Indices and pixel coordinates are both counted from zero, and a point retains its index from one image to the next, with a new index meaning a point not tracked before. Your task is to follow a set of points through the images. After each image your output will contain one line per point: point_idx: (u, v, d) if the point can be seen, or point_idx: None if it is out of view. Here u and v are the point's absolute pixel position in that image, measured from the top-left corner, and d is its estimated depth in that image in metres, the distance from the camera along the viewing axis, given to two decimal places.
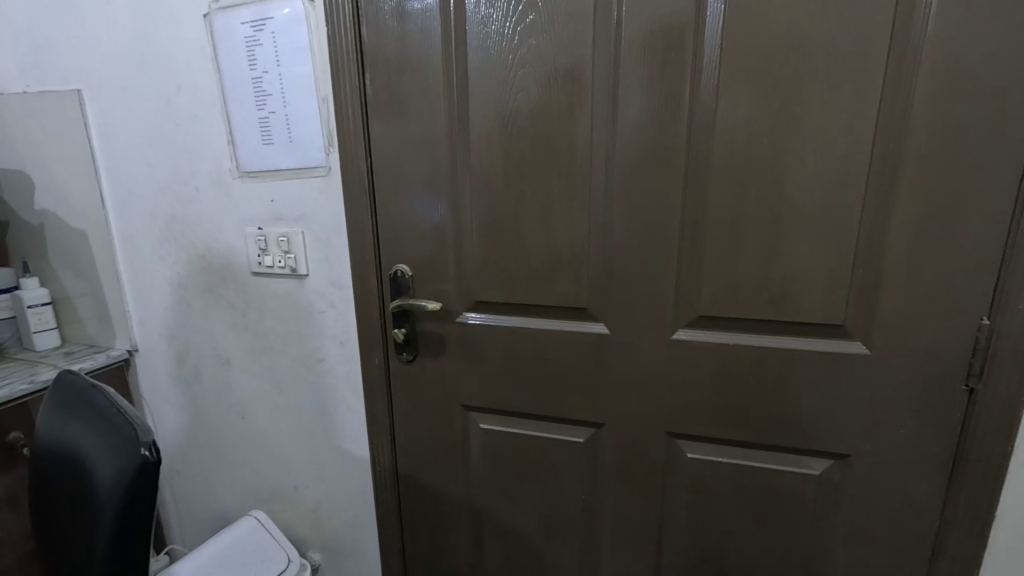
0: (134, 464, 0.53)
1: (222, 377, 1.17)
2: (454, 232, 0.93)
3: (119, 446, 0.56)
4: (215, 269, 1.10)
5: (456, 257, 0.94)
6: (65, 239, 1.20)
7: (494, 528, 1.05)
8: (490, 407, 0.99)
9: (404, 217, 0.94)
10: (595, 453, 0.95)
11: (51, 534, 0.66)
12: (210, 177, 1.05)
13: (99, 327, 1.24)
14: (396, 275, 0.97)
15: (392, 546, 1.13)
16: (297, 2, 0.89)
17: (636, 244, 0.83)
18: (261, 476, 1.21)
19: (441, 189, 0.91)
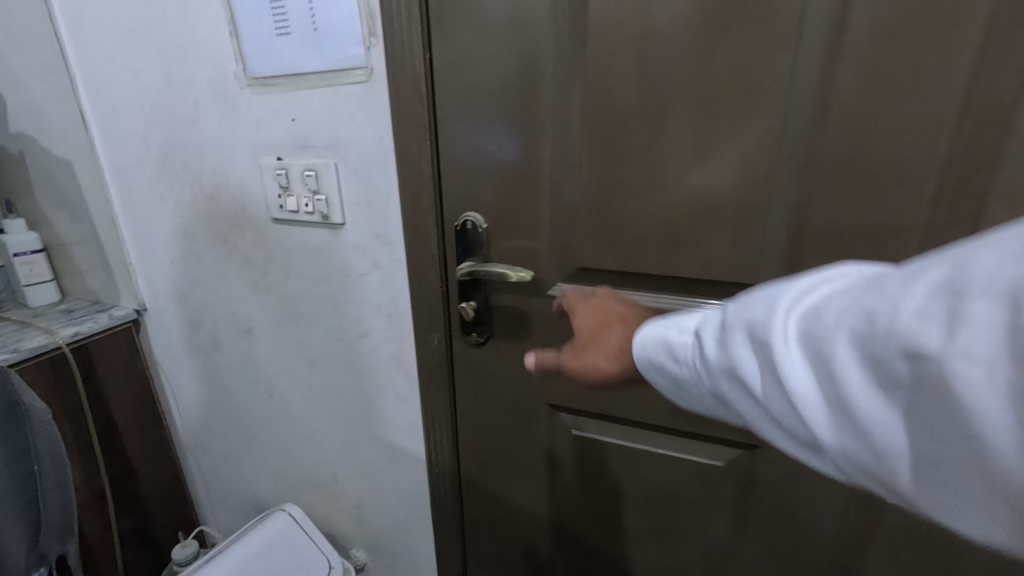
0: None
1: (245, 347, 0.95)
2: (551, 167, 0.63)
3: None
4: (225, 213, 0.84)
5: (552, 204, 0.65)
6: (49, 172, 0.97)
7: (581, 556, 0.82)
8: (591, 410, 0.73)
9: (481, 145, 0.65)
10: (740, 484, 0.69)
11: None
12: (212, 87, 0.77)
13: (101, 280, 1.03)
14: (465, 227, 0.69)
15: (451, 560, 0.92)
16: None
17: (856, 186, 0.52)
18: (296, 462, 1.02)
19: (536, 104, 0.61)
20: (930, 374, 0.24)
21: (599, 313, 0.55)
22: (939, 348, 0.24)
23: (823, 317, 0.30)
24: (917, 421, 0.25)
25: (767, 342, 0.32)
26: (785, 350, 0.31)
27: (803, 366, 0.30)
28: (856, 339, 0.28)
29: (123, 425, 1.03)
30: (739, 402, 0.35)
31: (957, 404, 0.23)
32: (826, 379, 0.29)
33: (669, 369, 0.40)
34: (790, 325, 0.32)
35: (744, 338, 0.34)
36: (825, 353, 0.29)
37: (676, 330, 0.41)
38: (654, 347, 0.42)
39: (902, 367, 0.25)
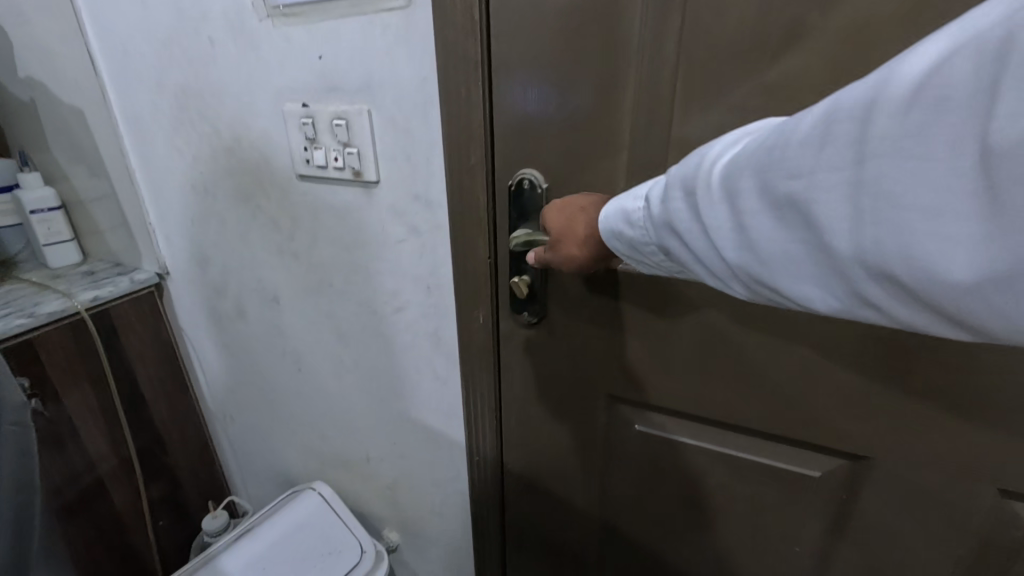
0: None
1: (271, 317, 0.88)
2: (632, 116, 0.51)
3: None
4: (247, 168, 0.75)
5: (631, 162, 0.53)
6: (62, 123, 0.89)
7: (638, 557, 0.74)
8: (660, 406, 0.63)
9: (546, 87, 0.53)
10: (841, 497, 0.58)
11: None
12: (228, 19, 0.66)
13: (121, 240, 0.96)
14: (521, 187, 0.58)
15: (490, 550, 0.86)
16: None
17: None
18: (326, 439, 0.96)
19: (622, 32, 0.49)
20: (799, 191, 0.29)
21: (569, 206, 0.53)
22: (814, 164, 0.28)
23: (729, 156, 0.34)
24: (798, 231, 0.30)
25: (695, 191, 0.35)
26: (707, 194, 0.34)
27: (717, 205, 0.34)
28: (760, 173, 0.31)
29: (148, 393, 0.99)
30: (677, 251, 0.39)
31: (813, 211, 0.29)
32: (730, 210, 0.33)
33: (624, 234, 0.44)
34: (710, 172, 0.34)
35: (671, 192, 0.37)
36: (727, 183, 0.33)
37: (633, 199, 0.43)
38: (614, 217, 0.44)
39: (784, 187, 0.30)
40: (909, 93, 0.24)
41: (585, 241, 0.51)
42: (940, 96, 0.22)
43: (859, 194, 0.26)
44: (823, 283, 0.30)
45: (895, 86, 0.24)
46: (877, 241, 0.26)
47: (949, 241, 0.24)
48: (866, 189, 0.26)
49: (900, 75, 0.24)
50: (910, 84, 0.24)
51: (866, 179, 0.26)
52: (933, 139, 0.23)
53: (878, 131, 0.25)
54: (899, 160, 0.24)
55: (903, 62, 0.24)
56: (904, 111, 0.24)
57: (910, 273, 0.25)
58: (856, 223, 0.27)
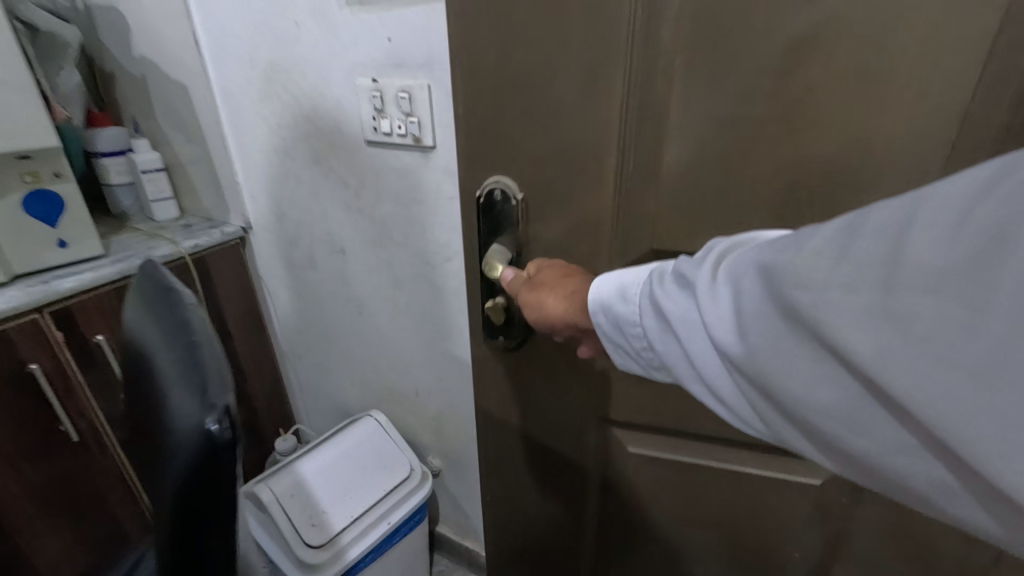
0: (200, 445, 0.34)
1: (339, 267, 1.01)
2: (620, 116, 0.53)
3: (188, 436, 0.35)
4: (324, 135, 0.88)
5: (623, 164, 0.55)
6: (168, 97, 1.04)
7: (655, 553, 0.81)
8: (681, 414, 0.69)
9: (536, 87, 0.53)
10: (841, 497, 0.67)
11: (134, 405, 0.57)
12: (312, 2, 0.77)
13: (213, 198, 1.12)
14: (489, 202, 0.61)
15: (502, 531, 0.89)
16: None
17: None
18: (381, 375, 1.11)
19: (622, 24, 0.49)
20: (804, 303, 0.30)
21: (565, 269, 0.57)
22: (822, 283, 0.29)
23: (737, 260, 0.36)
24: (807, 349, 0.31)
25: (697, 285, 0.38)
26: (712, 287, 0.37)
27: (722, 298, 0.36)
28: (765, 279, 0.33)
29: (232, 329, 1.16)
30: (667, 338, 0.41)
31: (817, 323, 0.29)
32: (732, 310, 0.35)
33: (611, 309, 0.46)
34: (716, 270, 0.37)
35: (674, 284, 0.40)
36: (736, 281, 0.35)
37: (633, 275, 0.46)
38: (607, 291, 0.47)
39: (800, 300, 0.30)
40: (952, 223, 0.25)
41: (568, 295, 0.53)
42: (994, 236, 0.23)
43: (880, 321, 0.27)
44: (822, 403, 0.31)
45: (925, 223, 0.26)
46: (899, 372, 0.26)
47: (977, 406, 0.24)
48: (894, 319, 0.26)
49: (931, 209, 0.26)
50: (952, 222, 0.25)
51: (879, 299, 0.27)
52: (980, 277, 0.24)
53: (880, 257, 0.27)
54: (929, 296, 0.25)
55: (938, 200, 0.26)
56: (947, 246, 0.25)
57: (904, 396, 0.26)
58: (876, 346, 0.27)
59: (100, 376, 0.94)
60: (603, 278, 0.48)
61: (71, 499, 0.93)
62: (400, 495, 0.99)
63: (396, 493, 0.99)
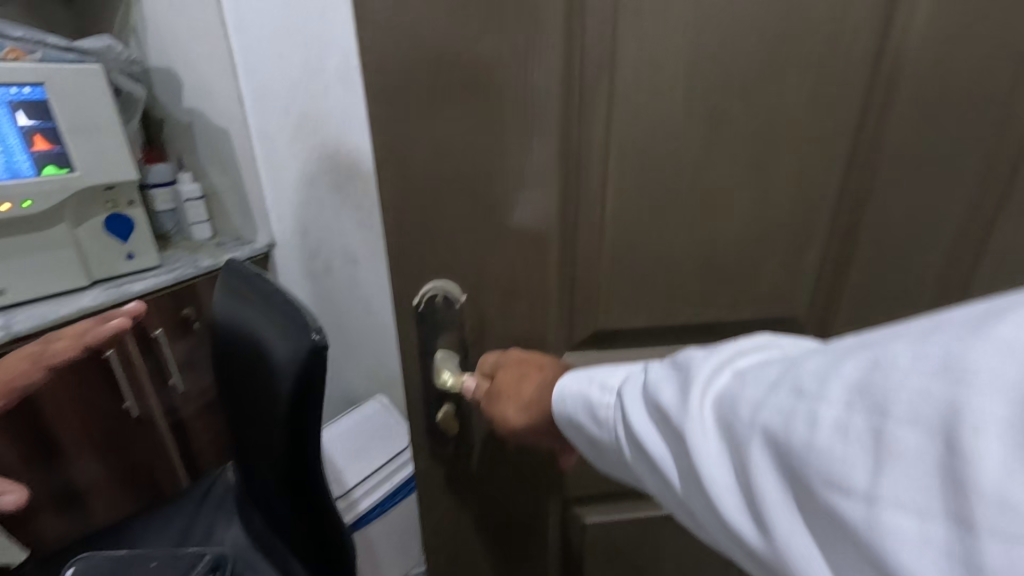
0: (305, 347, 0.55)
1: (352, 274, 1.25)
2: (565, 215, 0.56)
3: (299, 344, 0.56)
4: (343, 169, 1.13)
5: (570, 256, 0.59)
6: (211, 139, 1.29)
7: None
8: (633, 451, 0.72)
9: (487, 191, 0.53)
10: None
11: (221, 367, 0.79)
12: (338, 71, 1.03)
13: (242, 221, 1.35)
14: (433, 307, 0.58)
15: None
16: None
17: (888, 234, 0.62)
18: (385, 365, 1.33)
19: (559, 133, 0.52)
20: (816, 478, 0.29)
21: (522, 366, 0.56)
22: (833, 456, 0.29)
23: (728, 406, 0.35)
24: (816, 519, 0.30)
25: (686, 426, 0.37)
26: (700, 431, 0.36)
27: (718, 447, 0.35)
28: (765, 436, 0.32)
29: None
30: (656, 475, 0.40)
31: (833, 504, 0.28)
32: (735, 467, 0.34)
33: (588, 424, 0.46)
34: (703, 406, 0.37)
35: (659, 417, 0.39)
36: (735, 434, 0.34)
37: (600, 387, 0.46)
38: (579, 402, 0.47)
39: (811, 475, 0.29)
40: (960, 409, 0.25)
41: (531, 406, 0.54)
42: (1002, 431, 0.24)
43: (887, 504, 0.26)
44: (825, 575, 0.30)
45: (936, 406, 0.26)
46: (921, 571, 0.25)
47: None
48: (908, 510, 0.26)
49: (942, 391, 0.26)
50: (960, 403, 0.25)
51: (957, 518, 0.25)
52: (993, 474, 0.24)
53: (894, 436, 0.27)
54: (950, 491, 0.25)
55: (948, 375, 0.26)
56: (963, 436, 0.25)
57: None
58: (897, 539, 0.26)
59: (154, 363, 1.13)
60: (574, 381, 0.49)
61: (129, 469, 1.14)
62: (400, 460, 1.19)
63: (396, 459, 1.19)
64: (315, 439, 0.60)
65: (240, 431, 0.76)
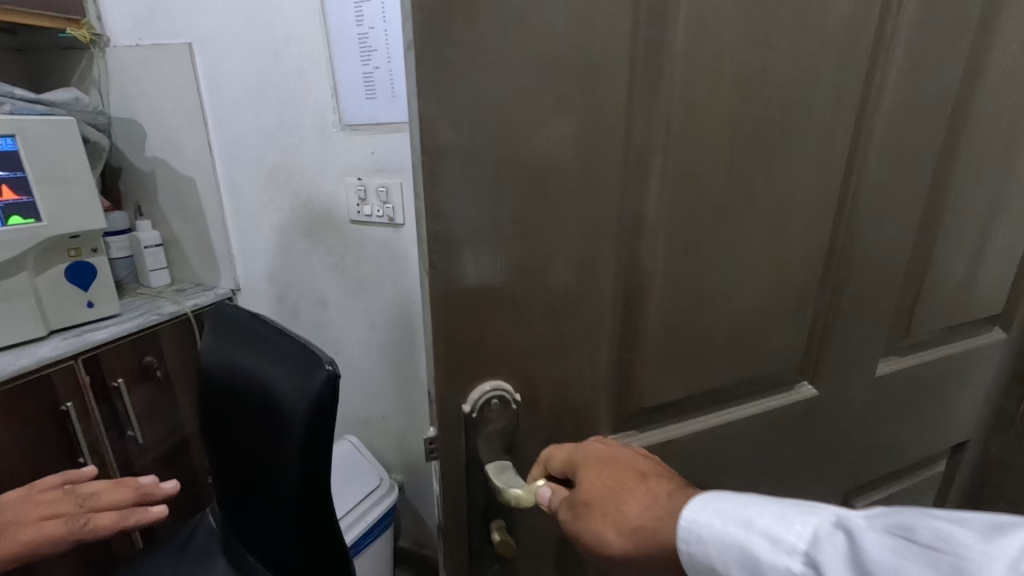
0: (320, 377, 0.62)
1: (321, 316, 1.28)
2: (628, 288, 0.46)
3: (312, 375, 0.62)
4: (316, 216, 1.18)
5: (629, 334, 0.48)
6: (175, 187, 1.30)
7: None
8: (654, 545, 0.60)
9: (542, 258, 0.41)
10: None
11: (209, 409, 0.81)
12: (314, 127, 1.10)
13: (205, 267, 1.35)
14: (486, 407, 0.43)
15: None
16: None
17: (881, 287, 0.62)
18: (354, 405, 1.35)
19: (623, 192, 0.42)
20: None
21: (615, 475, 0.41)
22: None
23: None
24: None
25: None
26: None
27: None
28: None
29: None
30: None
31: None
32: None
33: None
34: None
35: None
36: None
37: (766, 540, 0.33)
38: (729, 554, 0.34)
39: None
40: None
41: (635, 532, 0.38)
42: None
43: None
44: None
45: None
46: None
47: None
48: None
49: None
50: None
51: None
52: None
53: None
54: None
55: None
56: None
57: None
58: None
59: (112, 415, 1.09)
60: (705, 517, 0.36)
61: None
62: (375, 497, 1.19)
63: (371, 496, 1.19)
64: (324, 465, 0.65)
65: (231, 469, 0.78)
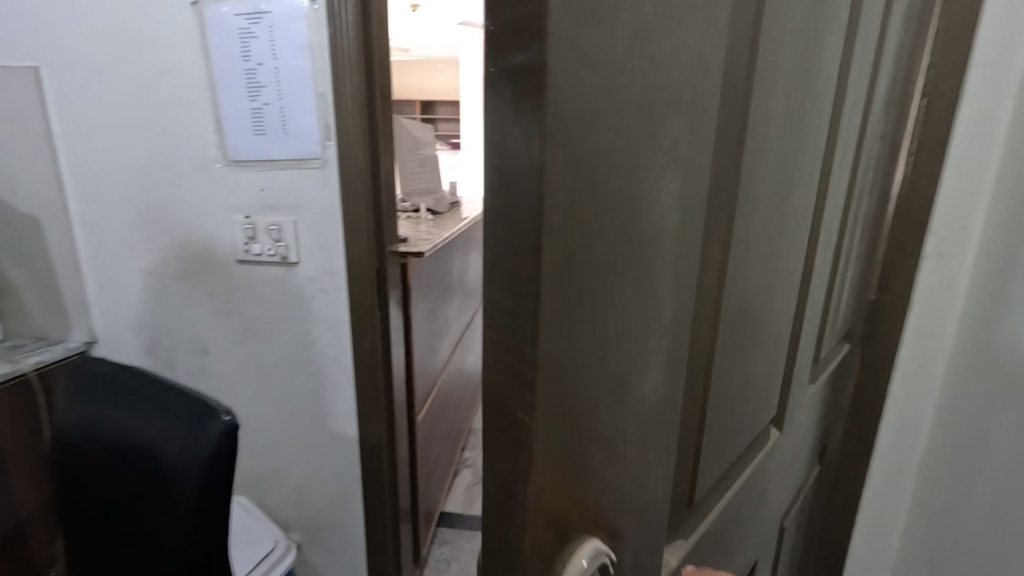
0: (215, 430, 0.57)
1: (201, 365, 1.17)
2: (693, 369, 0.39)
3: (207, 428, 0.57)
4: (195, 257, 1.09)
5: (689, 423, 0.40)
6: (13, 226, 1.13)
7: None
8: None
9: (633, 359, 0.32)
10: None
11: (65, 482, 0.69)
12: (193, 162, 1.03)
13: (49, 317, 1.17)
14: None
15: None
16: (301, 12, 0.92)
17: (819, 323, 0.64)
18: (242, 462, 1.23)
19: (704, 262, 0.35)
20: None
21: None
22: None
23: None
24: None
25: None
26: None
27: None
28: None
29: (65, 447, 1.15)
30: None
31: None
32: None
33: None
34: None
35: None
36: None
37: None
38: None
39: None
40: None
41: None
42: None
43: None
44: None
45: None
46: None
47: None
48: None
49: None
50: None
51: None
52: None
53: None
54: None
55: None
56: None
57: None
58: None
59: None
60: None
61: None
62: (268, 564, 1.08)
63: (263, 564, 1.08)
64: (220, 526, 0.60)
65: (97, 550, 0.67)
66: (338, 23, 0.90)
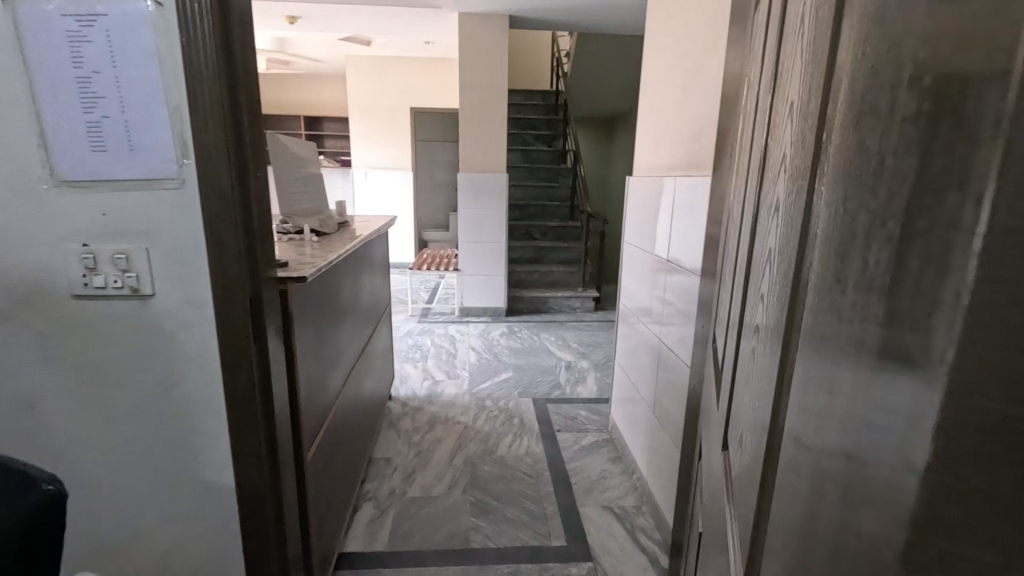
0: (34, 501, 0.49)
1: (29, 421, 0.98)
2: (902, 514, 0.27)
3: (23, 499, 0.49)
4: (17, 293, 0.92)
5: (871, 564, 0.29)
6: None
7: None
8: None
9: None
10: None
11: None
12: (11, 182, 0.88)
13: None
14: None
15: None
16: (145, 17, 0.82)
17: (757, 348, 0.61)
18: (90, 531, 1.05)
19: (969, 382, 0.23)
20: None
21: None
22: None
23: None
24: None
25: None
26: None
27: None
28: None
29: None
30: None
31: None
32: None
33: None
34: None
35: None
36: None
37: None
38: None
39: None
40: None
41: None
42: None
43: None
44: None
45: None
46: None
47: None
48: None
49: None
50: None
51: None
52: None
53: None
54: None
55: None
56: None
57: None
58: None
59: None
60: None
61: None
62: None
63: None
64: None
65: None
66: (192, 32, 0.82)
